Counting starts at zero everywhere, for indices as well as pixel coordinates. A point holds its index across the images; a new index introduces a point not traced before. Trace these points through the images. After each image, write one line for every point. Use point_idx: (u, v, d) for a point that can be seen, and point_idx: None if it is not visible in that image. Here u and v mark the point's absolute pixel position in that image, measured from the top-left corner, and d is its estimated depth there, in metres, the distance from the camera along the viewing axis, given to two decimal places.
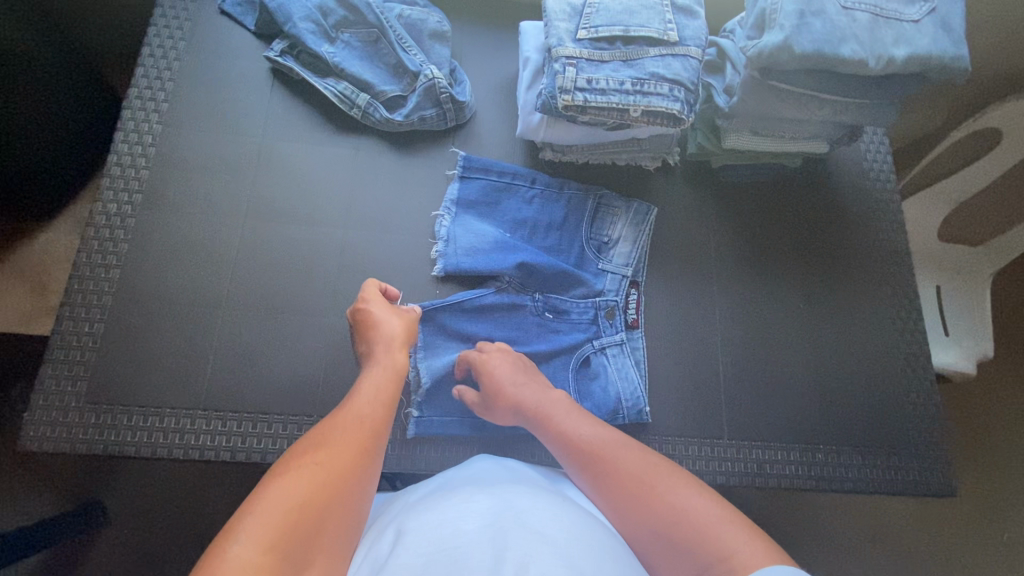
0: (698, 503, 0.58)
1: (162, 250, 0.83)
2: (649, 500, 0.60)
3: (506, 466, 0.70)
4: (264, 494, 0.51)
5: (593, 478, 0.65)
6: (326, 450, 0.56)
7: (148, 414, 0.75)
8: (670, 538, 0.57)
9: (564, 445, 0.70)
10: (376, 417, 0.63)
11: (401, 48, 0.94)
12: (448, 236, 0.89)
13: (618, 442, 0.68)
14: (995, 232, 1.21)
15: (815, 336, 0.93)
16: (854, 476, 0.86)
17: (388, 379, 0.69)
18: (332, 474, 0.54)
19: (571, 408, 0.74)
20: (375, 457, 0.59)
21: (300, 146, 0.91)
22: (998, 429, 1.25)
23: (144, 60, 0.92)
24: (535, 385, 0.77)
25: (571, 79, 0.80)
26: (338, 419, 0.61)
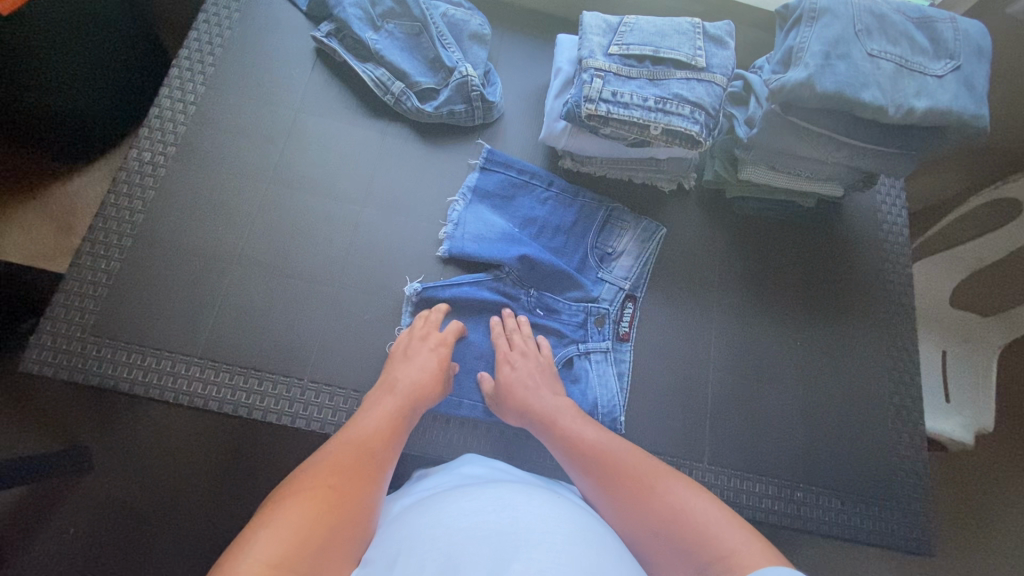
0: (701, 505, 0.62)
1: (184, 202, 0.88)
2: (650, 501, 0.63)
3: (493, 470, 0.72)
4: (276, 515, 0.55)
5: (595, 479, 0.69)
6: (335, 476, 0.61)
7: (146, 354, 0.81)
8: (675, 540, 0.59)
9: (570, 449, 0.73)
10: (383, 446, 0.68)
11: (441, 44, 0.98)
12: (458, 221, 0.92)
13: (619, 447, 0.71)
14: (1006, 305, 1.23)
15: (808, 377, 0.93)
16: (823, 518, 0.86)
17: (394, 408, 0.74)
18: (340, 499, 0.59)
19: (579, 415, 0.78)
20: (379, 484, 0.64)
21: (331, 124, 0.95)
22: (985, 498, 1.25)
23: (199, 25, 0.98)
24: (546, 393, 0.81)
25: (597, 89, 0.80)
26: (344, 447, 0.66)
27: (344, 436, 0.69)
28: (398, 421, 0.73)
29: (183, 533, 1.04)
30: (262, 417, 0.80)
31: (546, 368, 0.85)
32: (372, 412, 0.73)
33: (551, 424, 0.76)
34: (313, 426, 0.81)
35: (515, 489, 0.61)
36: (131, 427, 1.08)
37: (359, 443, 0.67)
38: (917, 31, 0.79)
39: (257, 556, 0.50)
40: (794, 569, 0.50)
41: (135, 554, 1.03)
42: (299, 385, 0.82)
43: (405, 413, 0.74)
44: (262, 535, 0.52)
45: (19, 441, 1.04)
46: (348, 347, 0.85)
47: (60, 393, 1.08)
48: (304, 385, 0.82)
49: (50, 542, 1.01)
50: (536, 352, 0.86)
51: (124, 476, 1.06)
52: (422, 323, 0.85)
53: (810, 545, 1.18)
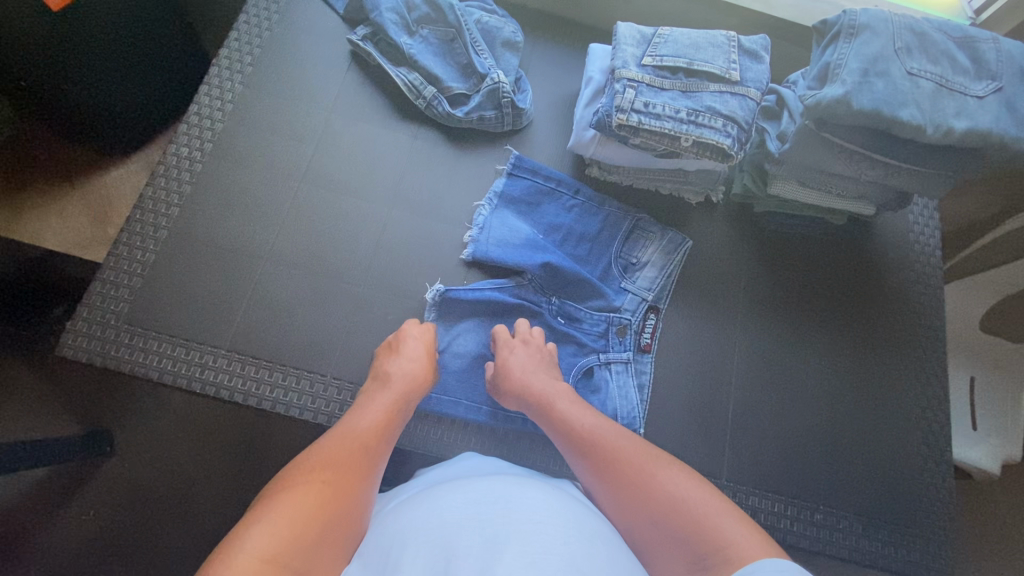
0: (697, 494, 0.61)
1: (218, 198, 0.90)
2: (648, 489, 0.63)
3: (490, 463, 0.72)
4: (272, 507, 0.55)
5: (591, 464, 0.68)
6: (331, 469, 0.62)
7: (175, 344, 0.83)
8: (670, 528, 0.59)
9: (568, 435, 0.72)
10: (377, 441, 0.69)
11: (473, 50, 0.99)
12: (484, 225, 0.93)
13: (614, 433, 0.71)
14: None
15: (833, 396, 0.91)
16: (844, 542, 0.85)
17: (390, 405, 0.74)
18: (336, 492, 0.59)
19: (577, 400, 0.77)
20: (373, 479, 0.65)
21: (363, 126, 0.97)
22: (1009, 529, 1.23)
23: (239, 26, 1.00)
24: (547, 377, 0.81)
25: (629, 99, 0.80)
26: (339, 441, 0.66)
27: (340, 429, 0.69)
28: (392, 416, 0.73)
29: (200, 521, 1.06)
30: (284, 412, 0.82)
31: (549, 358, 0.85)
32: (367, 407, 0.73)
33: (548, 410, 0.76)
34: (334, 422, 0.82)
35: (509, 482, 0.61)
36: (159, 415, 1.11)
37: (353, 437, 0.67)
38: (958, 50, 0.78)
39: (253, 546, 0.51)
40: (789, 566, 0.49)
41: (153, 539, 1.05)
42: (322, 382, 0.83)
43: (399, 408, 0.75)
44: (259, 525, 0.53)
45: (49, 423, 1.07)
46: (371, 347, 0.86)
47: (88, 379, 1.10)
48: (327, 382, 0.83)
49: (73, 525, 1.04)
50: (539, 341, 0.86)
51: (146, 463, 1.08)
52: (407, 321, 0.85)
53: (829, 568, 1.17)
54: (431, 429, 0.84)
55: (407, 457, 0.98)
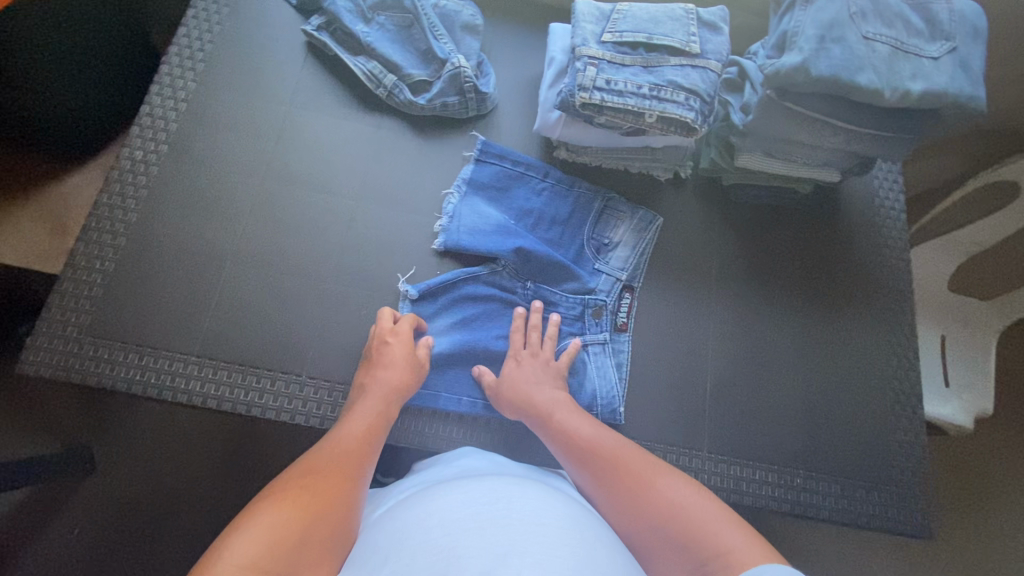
0: (696, 501, 0.62)
1: (177, 201, 0.88)
2: (649, 499, 0.64)
3: (489, 462, 0.72)
4: (254, 516, 0.55)
5: (592, 474, 0.69)
6: (311, 477, 0.62)
7: (143, 353, 0.80)
8: (670, 535, 0.60)
9: (567, 445, 0.73)
10: (362, 446, 0.69)
11: (432, 36, 0.96)
12: (454, 213, 0.92)
13: (616, 443, 0.71)
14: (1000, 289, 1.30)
15: (809, 363, 0.93)
16: (827, 504, 0.87)
17: (372, 409, 0.74)
18: (318, 496, 0.59)
19: (575, 409, 0.78)
20: (359, 484, 0.64)
21: (323, 119, 0.95)
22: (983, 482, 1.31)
23: (187, 21, 0.97)
24: (544, 387, 0.81)
25: (591, 77, 0.79)
26: (322, 450, 0.67)
27: (324, 440, 0.69)
28: (377, 419, 0.73)
29: (186, 532, 1.05)
30: (262, 415, 0.80)
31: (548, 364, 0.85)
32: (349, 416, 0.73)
33: (547, 419, 0.76)
34: (312, 421, 0.81)
35: (510, 483, 0.61)
36: (134, 429, 1.08)
37: (336, 445, 0.67)
38: (912, 12, 0.78)
39: (235, 554, 0.50)
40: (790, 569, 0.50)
41: (138, 552, 1.03)
42: (298, 381, 0.82)
43: (382, 411, 0.74)
44: (240, 535, 0.52)
45: (21, 443, 1.04)
46: (345, 344, 0.85)
47: (60, 397, 1.07)
48: (303, 382, 0.82)
49: (53, 545, 1.01)
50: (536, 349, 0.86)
51: (126, 477, 1.06)
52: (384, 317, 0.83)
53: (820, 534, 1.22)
54: (412, 421, 0.83)
55: (392, 452, 0.97)
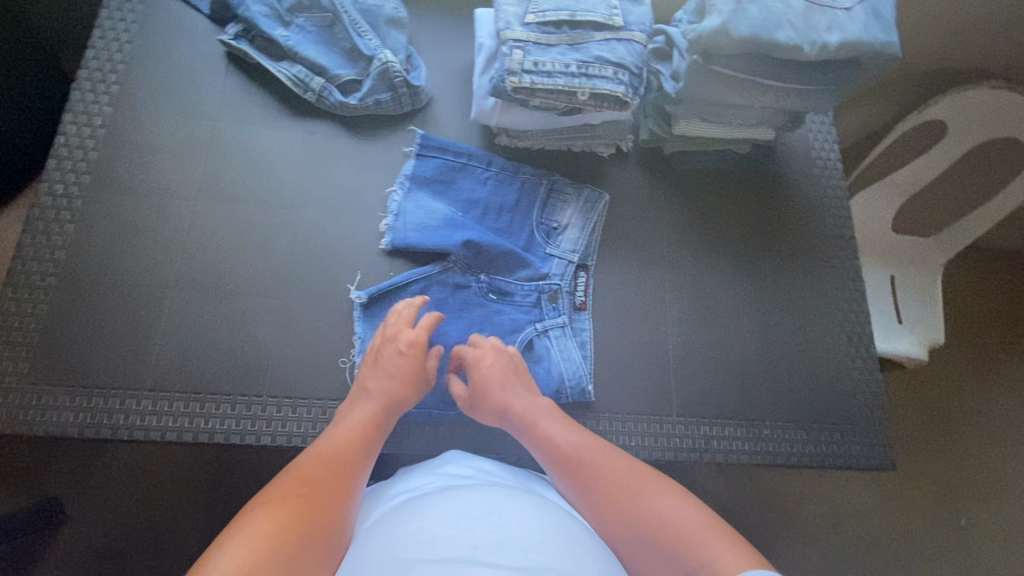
0: (682, 511, 0.64)
1: (107, 232, 0.84)
2: (634, 507, 0.65)
3: (476, 470, 0.72)
4: (245, 524, 0.55)
5: (576, 483, 0.70)
6: (304, 485, 0.61)
7: (91, 395, 0.77)
8: (657, 545, 0.62)
9: (549, 453, 0.73)
10: (357, 453, 0.69)
11: (356, 33, 0.93)
12: (399, 211, 0.90)
13: (600, 449, 0.72)
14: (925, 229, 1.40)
15: (765, 318, 0.96)
16: (796, 451, 0.90)
17: (368, 417, 0.73)
18: (313, 505, 0.59)
19: (558, 416, 0.78)
20: (353, 493, 0.64)
21: (254, 131, 0.92)
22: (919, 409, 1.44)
23: (95, 43, 0.92)
24: (528, 392, 0.81)
25: (518, 61, 0.79)
26: (316, 455, 0.66)
27: (317, 444, 0.69)
28: (373, 427, 0.73)
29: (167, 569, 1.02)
30: (225, 441, 0.78)
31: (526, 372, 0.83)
32: (343, 422, 0.72)
33: (529, 429, 0.76)
34: (279, 441, 0.79)
35: (500, 494, 0.62)
36: (98, 474, 1.04)
37: (330, 452, 0.67)
38: None
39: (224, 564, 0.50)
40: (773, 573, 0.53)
41: None
42: (260, 402, 0.80)
43: (379, 420, 0.74)
44: (230, 543, 0.53)
45: None
46: (304, 359, 0.83)
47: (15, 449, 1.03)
48: (265, 402, 0.80)
49: None
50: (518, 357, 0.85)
51: (96, 523, 1.02)
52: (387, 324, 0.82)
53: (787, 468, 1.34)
54: None
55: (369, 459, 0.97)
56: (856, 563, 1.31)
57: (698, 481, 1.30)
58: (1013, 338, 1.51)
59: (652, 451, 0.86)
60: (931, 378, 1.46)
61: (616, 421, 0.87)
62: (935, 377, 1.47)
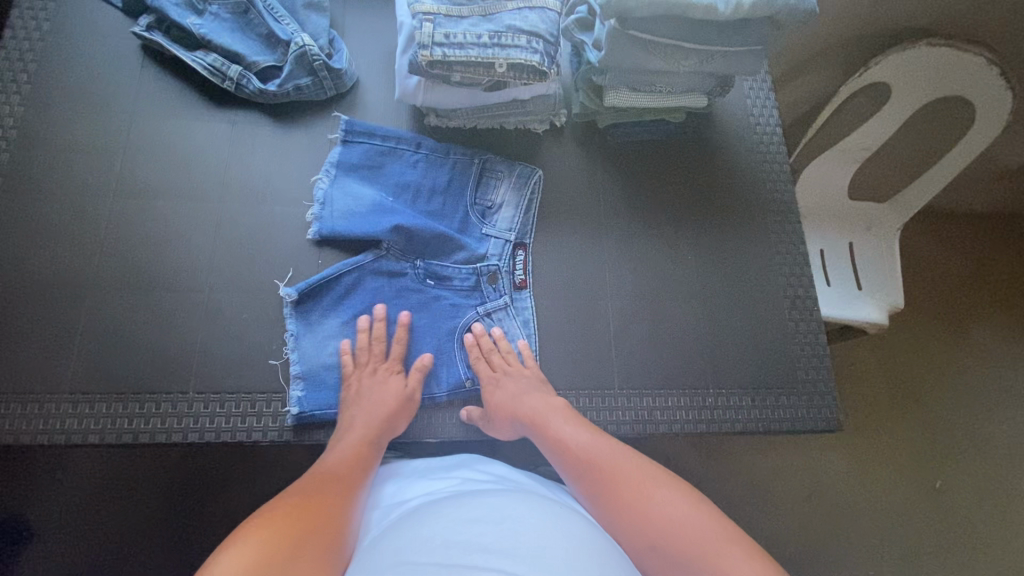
0: (699, 521, 0.63)
1: (21, 234, 0.82)
2: (647, 513, 0.64)
3: (492, 475, 0.72)
4: (240, 539, 0.56)
5: (589, 486, 0.69)
6: (299, 502, 0.63)
7: (8, 401, 0.75)
8: (673, 557, 0.60)
9: (563, 454, 0.73)
10: (349, 471, 0.70)
11: (272, 18, 0.91)
12: (326, 199, 0.88)
13: (615, 451, 0.72)
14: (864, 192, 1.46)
15: (707, 286, 0.95)
16: (742, 417, 0.89)
17: (359, 438, 0.74)
18: (306, 518, 0.60)
19: (575, 419, 0.77)
20: (349, 507, 0.65)
21: (173, 124, 0.89)
22: (881, 373, 1.45)
23: (4, 43, 0.89)
24: (538, 393, 0.80)
25: (428, 34, 0.77)
26: (310, 478, 0.68)
27: (313, 468, 0.71)
28: (365, 447, 0.74)
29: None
30: (150, 440, 0.76)
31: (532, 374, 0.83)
32: (336, 446, 0.74)
33: (546, 429, 0.76)
34: (207, 437, 0.77)
35: (513, 500, 0.61)
36: (37, 487, 1.00)
37: (324, 472, 0.69)
38: None
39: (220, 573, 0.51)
40: None
41: None
42: (184, 399, 0.78)
43: (371, 440, 0.75)
44: (225, 555, 0.54)
45: None
46: (232, 352, 0.81)
47: None
48: (190, 398, 0.78)
49: None
50: (518, 367, 0.83)
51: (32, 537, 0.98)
52: (363, 355, 0.82)
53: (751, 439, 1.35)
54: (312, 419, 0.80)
55: None
56: (825, 530, 1.31)
57: (663, 458, 1.30)
58: (973, 298, 1.52)
59: (595, 426, 0.85)
60: (893, 341, 1.47)
61: (558, 397, 0.86)
62: (899, 341, 1.47)
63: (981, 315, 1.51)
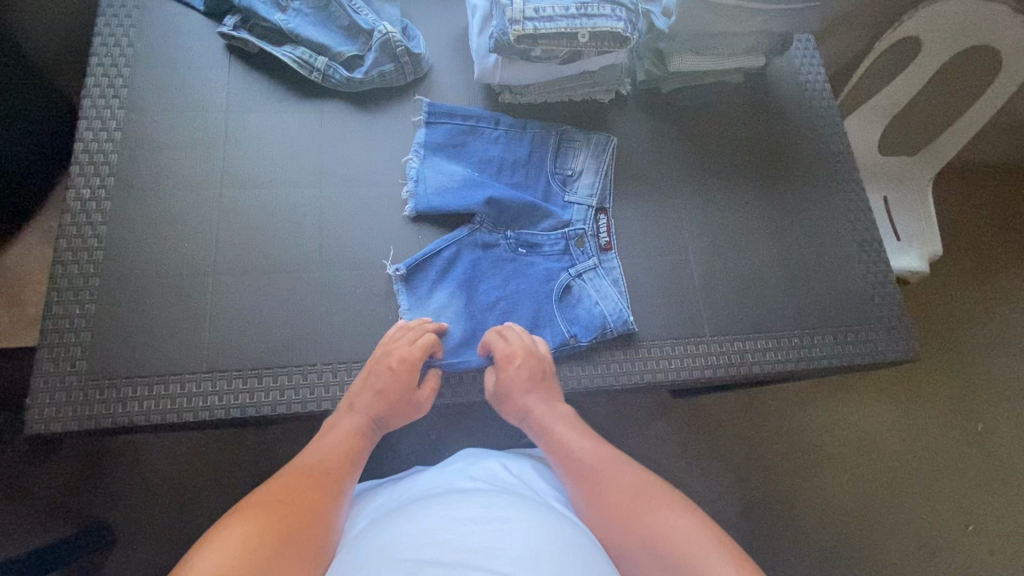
0: (686, 526, 0.65)
1: (141, 228, 0.86)
2: (640, 518, 0.67)
3: (485, 471, 0.75)
4: (224, 531, 0.59)
5: (587, 490, 0.73)
6: (288, 492, 0.66)
7: (151, 384, 0.79)
8: (654, 552, 0.64)
9: (565, 459, 0.77)
10: (339, 463, 0.72)
11: (352, 10, 0.96)
12: (419, 177, 0.93)
13: (613, 459, 0.75)
14: (898, 147, 1.45)
15: (779, 235, 1.00)
16: (826, 354, 0.94)
17: (352, 430, 0.76)
18: (293, 510, 0.63)
19: (581, 427, 0.81)
20: (337, 501, 0.69)
21: (266, 117, 0.94)
22: (927, 318, 1.50)
23: (97, 51, 0.93)
24: (547, 399, 0.83)
25: (519, 10, 0.82)
26: (303, 464, 0.71)
27: (306, 454, 0.73)
28: (357, 438, 0.76)
29: None
30: (287, 410, 0.81)
31: (547, 373, 0.84)
32: (328, 433, 0.76)
33: (550, 432, 0.80)
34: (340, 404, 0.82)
35: (504, 500, 0.65)
36: (173, 469, 1.13)
37: (315, 461, 0.71)
38: None
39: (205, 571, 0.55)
40: None
41: None
42: (315, 371, 0.83)
43: (365, 432, 0.77)
44: (212, 549, 0.57)
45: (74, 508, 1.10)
46: (350, 325, 0.86)
47: (94, 454, 1.12)
48: (320, 369, 0.83)
49: None
50: (534, 346, 0.84)
51: (174, 513, 1.11)
52: (391, 335, 0.83)
53: (806, 389, 1.41)
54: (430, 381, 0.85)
55: None
56: (885, 470, 1.37)
57: (727, 412, 1.36)
58: (1005, 241, 1.58)
59: (693, 371, 0.90)
60: (935, 287, 1.53)
61: (654, 347, 0.91)
62: (940, 286, 1.53)
63: (1014, 257, 1.57)
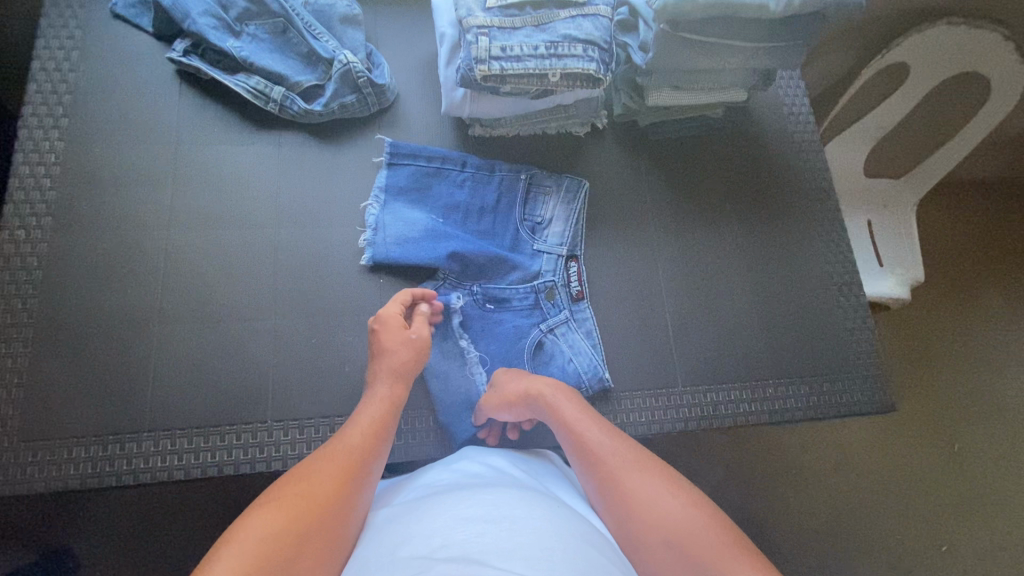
0: (710, 525, 0.58)
1: (82, 273, 0.80)
2: (660, 511, 0.60)
3: (492, 466, 0.68)
4: (240, 526, 0.51)
5: (599, 479, 0.65)
6: (309, 480, 0.58)
7: (88, 444, 0.75)
8: (676, 552, 0.56)
9: (576, 443, 0.69)
10: (370, 444, 0.65)
11: (311, 36, 0.91)
12: (378, 225, 0.88)
13: (628, 445, 0.67)
14: (881, 171, 1.39)
15: (757, 278, 0.97)
16: (801, 404, 0.91)
17: (382, 410, 0.70)
18: (318, 500, 0.56)
19: (584, 408, 0.73)
20: (366, 487, 0.61)
21: (219, 150, 0.88)
22: (908, 346, 1.48)
23: (35, 76, 0.87)
24: (557, 384, 0.76)
25: (485, 48, 0.77)
26: (329, 448, 0.63)
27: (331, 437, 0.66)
28: (386, 417, 0.69)
29: None
30: (234, 471, 0.76)
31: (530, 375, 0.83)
32: (356, 415, 0.69)
33: (556, 415, 0.72)
34: (292, 464, 0.78)
35: (526, 494, 0.58)
36: None
37: (342, 444, 0.64)
38: None
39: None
40: None
41: None
42: (265, 428, 0.78)
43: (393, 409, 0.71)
44: (229, 548, 0.49)
45: None
46: (305, 379, 0.81)
47: None
48: (271, 427, 0.78)
49: None
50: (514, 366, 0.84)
51: None
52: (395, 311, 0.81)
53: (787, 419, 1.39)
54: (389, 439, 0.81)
55: None
56: (864, 503, 1.35)
57: (706, 444, 1.33)
58: (987, 267, 1.56)
59: (664, 424, 0.87)
60: (918, 314, 1.51)
61: (625, 399, 0.87)
62: (922, 313, 1.51)
63: (996, 285, 1.55)
